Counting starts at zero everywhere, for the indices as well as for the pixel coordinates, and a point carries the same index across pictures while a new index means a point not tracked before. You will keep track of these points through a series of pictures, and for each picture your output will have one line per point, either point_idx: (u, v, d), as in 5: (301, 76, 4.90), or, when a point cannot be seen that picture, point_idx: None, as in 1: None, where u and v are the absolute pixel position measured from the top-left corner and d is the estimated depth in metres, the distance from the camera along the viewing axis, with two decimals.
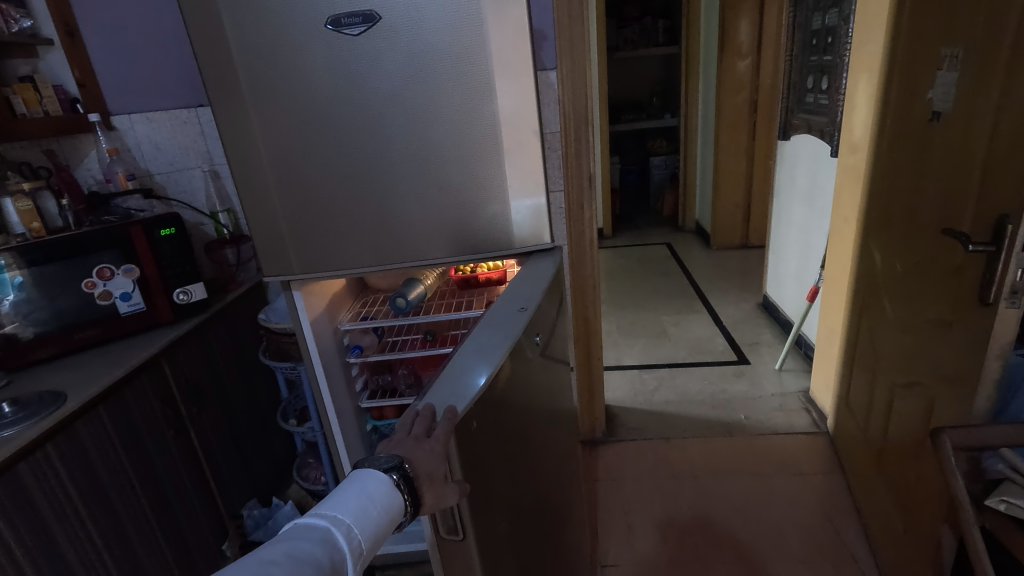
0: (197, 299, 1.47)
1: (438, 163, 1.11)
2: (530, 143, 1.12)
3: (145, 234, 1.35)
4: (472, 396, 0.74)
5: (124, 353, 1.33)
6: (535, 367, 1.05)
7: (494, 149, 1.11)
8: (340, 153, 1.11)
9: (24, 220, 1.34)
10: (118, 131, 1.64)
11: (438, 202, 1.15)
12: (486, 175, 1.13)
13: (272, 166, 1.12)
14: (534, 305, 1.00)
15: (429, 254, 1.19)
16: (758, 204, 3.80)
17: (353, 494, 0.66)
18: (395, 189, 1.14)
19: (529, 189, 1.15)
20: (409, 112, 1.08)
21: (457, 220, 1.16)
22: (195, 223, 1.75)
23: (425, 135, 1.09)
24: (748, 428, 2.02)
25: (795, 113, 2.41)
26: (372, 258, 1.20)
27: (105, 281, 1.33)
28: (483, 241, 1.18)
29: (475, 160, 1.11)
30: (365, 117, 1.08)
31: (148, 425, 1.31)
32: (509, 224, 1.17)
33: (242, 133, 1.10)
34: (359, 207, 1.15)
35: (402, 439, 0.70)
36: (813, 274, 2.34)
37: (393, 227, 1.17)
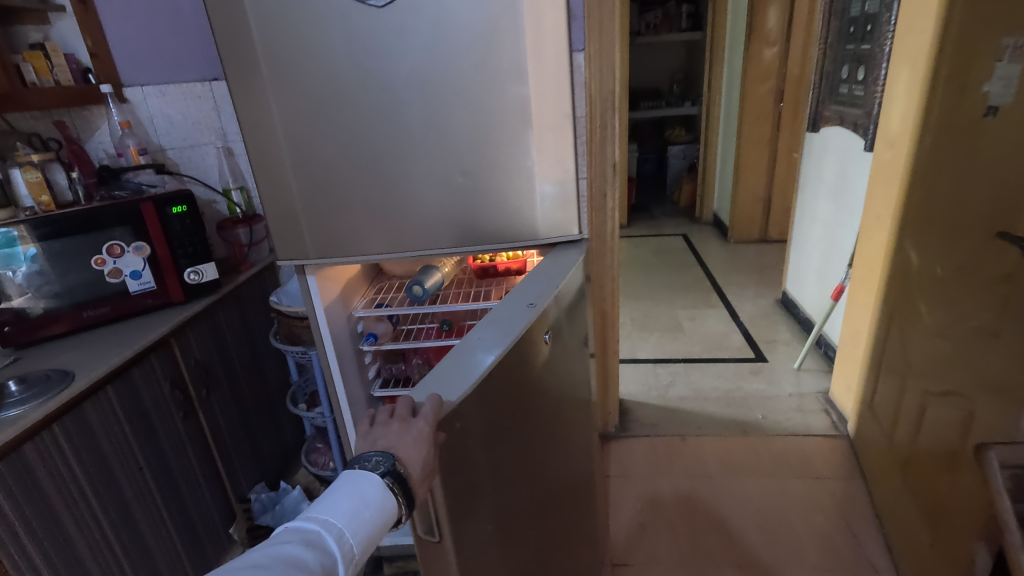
0: (208, 279, 1.43)
1: (463, 147, 1.06)
2: (562, 128, 1.06)
3: (155, 212, 1.31)
4: (469, 388, 0.73)
5: (134, 333, 1.30)
6: (552, 365, 1.00)
7: (522, 133, 1.05)
8: (361, 134, 1.06)
9: (34, 193, 1.30)
10: (131, 103, 1.59)
11: (461, 189, 1.10)
12: (512, 162, 1.07)
13: (289, 145, 1.07)
14: (546, 300, 0.95)
15: (449, 242, 1.14)
16: (780, 198, 3.70)
17: (346, 495, 0.63)
18: (417, 174, 1.09)
19: (558, 176, 1.10)
20: (434, 92, 1.02)
21: (479, 208, 1.11)
22: (207, 201, 1.71)
23: (449, 117, 1.04)
24: (764, 428, 1.98)
25: (826, 104, 2.32)
26: (389, 244, 1.15)
27: (115, 258, 1.29)
28: (504, 231, 1.13)
29: (500, 145, 1.06)
30: (388, 96, 1.03)
31: (157, 408, 1.28)
32: (533, 214, 1.12)
33: (258, 108, 1.05)
34: (377, 192, 1.10)
35: (387, 429, 0.68)
36: (836, 272, 2.27)
37: (413, 213, 1.12)
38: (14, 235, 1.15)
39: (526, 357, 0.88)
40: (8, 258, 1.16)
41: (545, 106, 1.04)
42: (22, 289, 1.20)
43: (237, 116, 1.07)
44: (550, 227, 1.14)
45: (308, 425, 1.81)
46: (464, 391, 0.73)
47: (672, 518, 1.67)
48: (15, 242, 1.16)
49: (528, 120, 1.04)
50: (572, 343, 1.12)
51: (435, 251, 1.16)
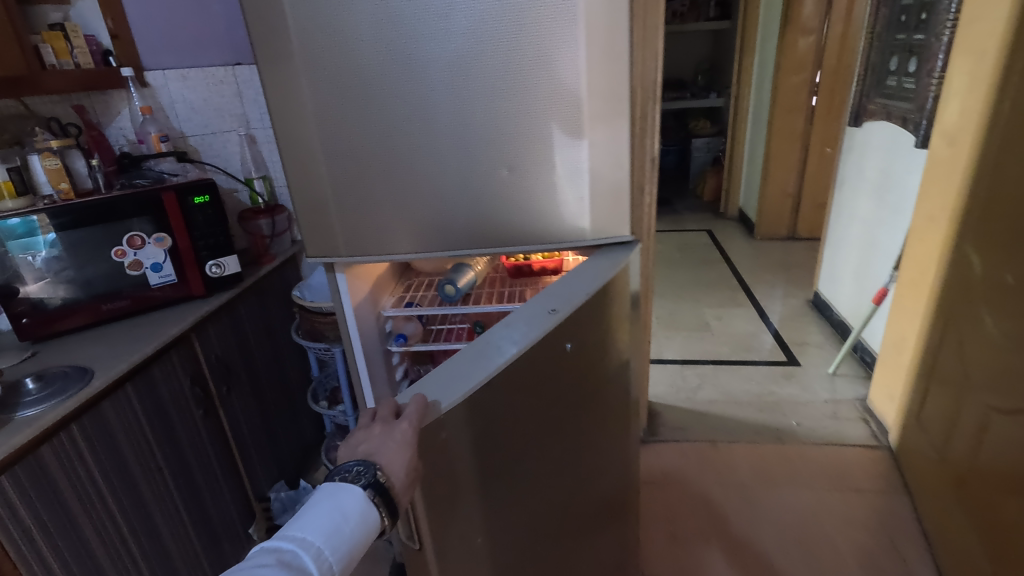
0: (230, 273, 1.38)
1: (507, 141, 0.99)
2: (618, 121, 0.98)
3: (177, 201, 1.25)
4: (466, 391, 0.72)
5: (154, 327, 1.25)
6: (574, 377, 0.95)
7: (571, 126, 0.97)
8: (397, 124, 0.99)
9: (52, 180, 1.25)
10: (152, 88, 1.52)
11: (502, 185, 1.02)
12: (558, 157, 1.00)
13: (321, 133, 1.00)
14: (568, 308, 0.89)
15: (487, 240, 1.08)
16: (810, 194, 3.58)
17: (325, 511, 0.65)
18: (456, 168, 1.01)
19: (609, 173, 1.02)
20: (478, 80, 0.95)
21: (522, 205, 1.04)
22: (229, 189, 1.65)
23: (492, 108, 0.96)
24: (798, 435, 1.90)
25: (871, 96, 2.20)
26: (425, 242, 1.08)
27: (136, 250, 1.24)
28: (544, 230, 1.06)
29: (546, 138, 0.98)
30: (427, 84, 0.95)
31: (176, 406, 1.24)
32: (581, 213, 1.04)
33: (290, 93, 0.98)
34: (412, 186, 1.04)
35: (368, 433, 0.69)
36: (876, 274, 2.18)
37: (449, 209, 1.05)
38: (33, 220, 1.11)
39: (541, 367, 0.84)
40: (26, 244, 1.12)
41: (600, 97, 0.96)
42: (39, 276, 1.15)
43: (268, 100, 1.01)
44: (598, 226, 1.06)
45: (329, 423, 1.77)
46: (459, 394, 0.71)
47: (704, 529, 1.60)
48: (34, 228, 1.12)
49: (579, 112, 0.96)
50: (606, 355, 1.05)
51: (472, 250, 1.09)
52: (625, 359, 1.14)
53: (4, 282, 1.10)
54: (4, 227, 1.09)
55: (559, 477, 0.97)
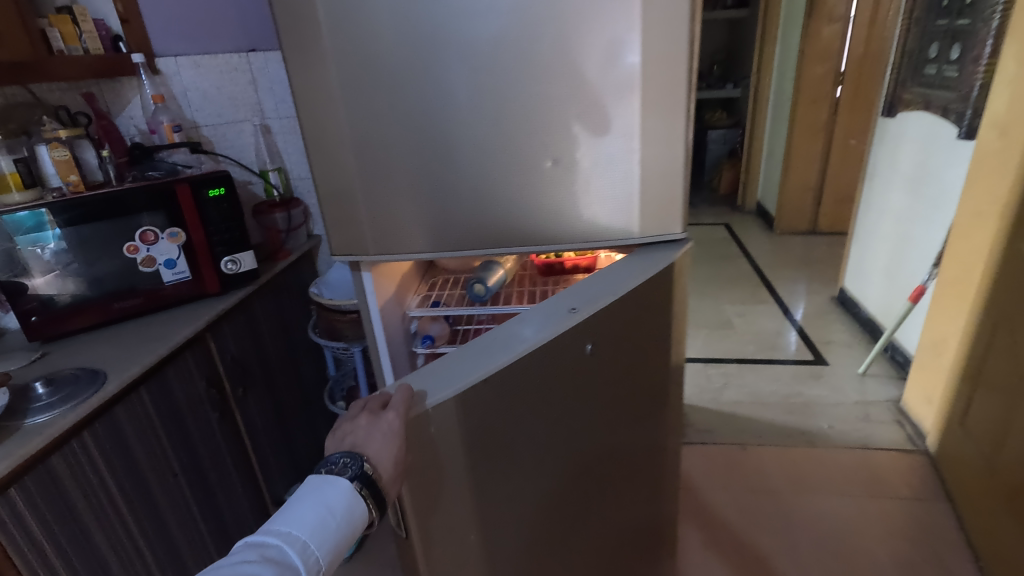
0: (246, 269, 1.32)
1: (553, 130, 0.90)
2: (674, 110, 0.88)
3: (191, 194, 1.19)
4: (458, 387, 0.69)
5: (167, 327, 1.19)
6: (597, 383, 0.88)
7: (623, 113, 0.88)
8: (432, 111, 0.90)
9: (61, 172, 1.15)
10: (163, 75, 1.46)
11: (546, 178, 0.94)
12: (608, 147, 0.91)
13: (350, 122, 0.92)
14: (587, 311, 0.83)
15: (528, 238, 0.99)
16: (833, 187, 3.47)
17: (311, 505, 0.66)
18: (496, 159, 0.93)
19: (663, 167, 0.93)
20: (522, 62, 0.86)
21: (568, 200, 0.95)
22: (243, 182, 1.59)
23: (537, 93, 0.88)
24: (830, 439, 1.83)
25: (908, 85, 2.10)
26: (461, 240, 1.00)
27: (148, 245, 1.18)
28: (584, 226, 0.98)
29: (595, 126, 0.89)
30: (466, 67, 0.87)
31: (192, 409, 1.19)
32: (626, 208, 0.96)
33: (317, 78, 0.89)
34: (449, 178, 0.95)
35: (355, 425, 0.69)
36: (910, 271, 2.10)
37: (488, 203, 0.97)
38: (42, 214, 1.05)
39: (555, 368, 0.80)
40: (35, 238, 1.06)
41: (656, 83, 0.86)
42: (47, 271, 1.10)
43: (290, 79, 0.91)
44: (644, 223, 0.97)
45: None
46: (449, 388, 0.69)
47: (737, 537, 1.54)
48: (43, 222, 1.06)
49: (632, 97, 0.87)
50: (638, 367, 0.96)
51: (511, 249, 1.01)
52: (663, 374, 1.05)
53: (12, 278, 1.05)
54: (12, 221, 1.03)
55: (583, 485, 0.92)
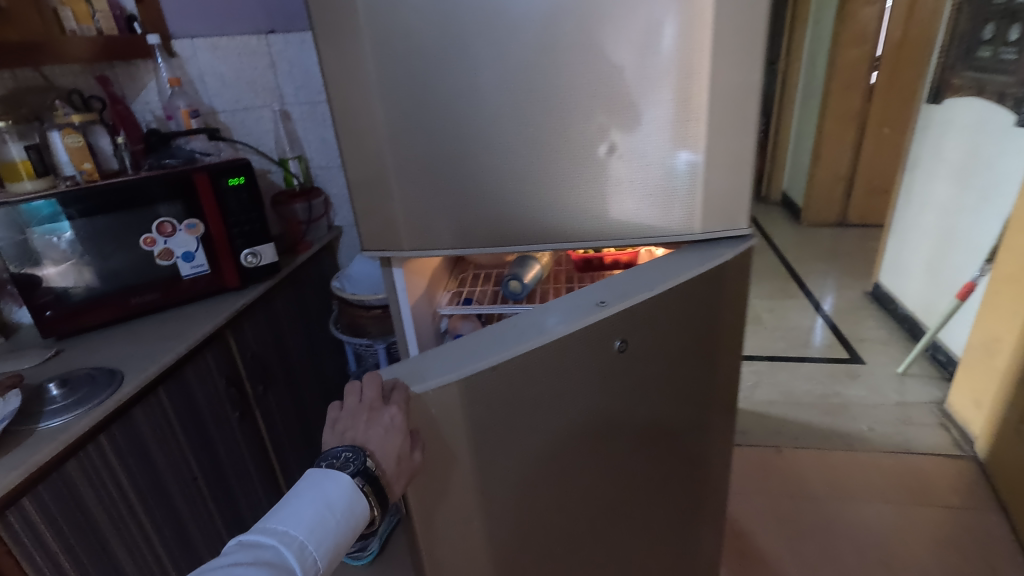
0: (266, 262, 1.26)
1: (609, 111, 0.77)
2: (745, 98, 0.75)
3: (210, 183, 1.13)
4: (462, 371, 0.65)
5: (186, 324, 1.13)
6: (633, 384, 0.81)
7: (693, 91, 0.75)
8: (471, 90, 0.78)
9: (75, 160, 1.09)
10: (180, 58, 1.39)
11: (603, 168, 0.81)
12: (675, 132, 0.77)
13: (383, 107, 0.80)
14: (616, 306, 0.75)
15: (582, 236, 0.86)
16: (865, 178, 3.34)
17: (309, 502, 0.61)
18: (538, 145, 0.81)
19: (727, 161, 0.79)
20: (574, 32, 0.74)
21: (630, 194, 0.82)
22: (262, 170, 1.53)
23: (592, 67, 0.75)
24: (871, 442, 1.75)
25: (957, 69, 1.99)
26: (499, 239, 0.88)
27: (166, 237, 1.12)
28: (637, 222, 0.84)
29: (661, 106, 0.76)
30: (507, 37, 0.75)
31: (212, 409, 1.14)
32: (684, 202, 0.82)
33: (346, 56, 0.78)
34: (491, 168, 0.83)
35: (355, 417, 0.65)
36: (956, 267, 1.99)
37: (536, 197, 0.84)
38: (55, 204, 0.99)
39: (580, 364, 0.74)
40: (51, 227, 1.01)
41: (727, 64, 0.73)
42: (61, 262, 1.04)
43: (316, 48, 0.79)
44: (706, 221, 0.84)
45: None
46: (452, 372, 0.65)
47: (776, 543, 1.46)
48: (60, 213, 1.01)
49: (704, 71, 0.74)
50: (683, 372, 0.88)
51: (558, 247, 0.87)
52: (715, 382, 0.95)
53: (25, 268, 0.99)
54: (28, 211, 0.98)
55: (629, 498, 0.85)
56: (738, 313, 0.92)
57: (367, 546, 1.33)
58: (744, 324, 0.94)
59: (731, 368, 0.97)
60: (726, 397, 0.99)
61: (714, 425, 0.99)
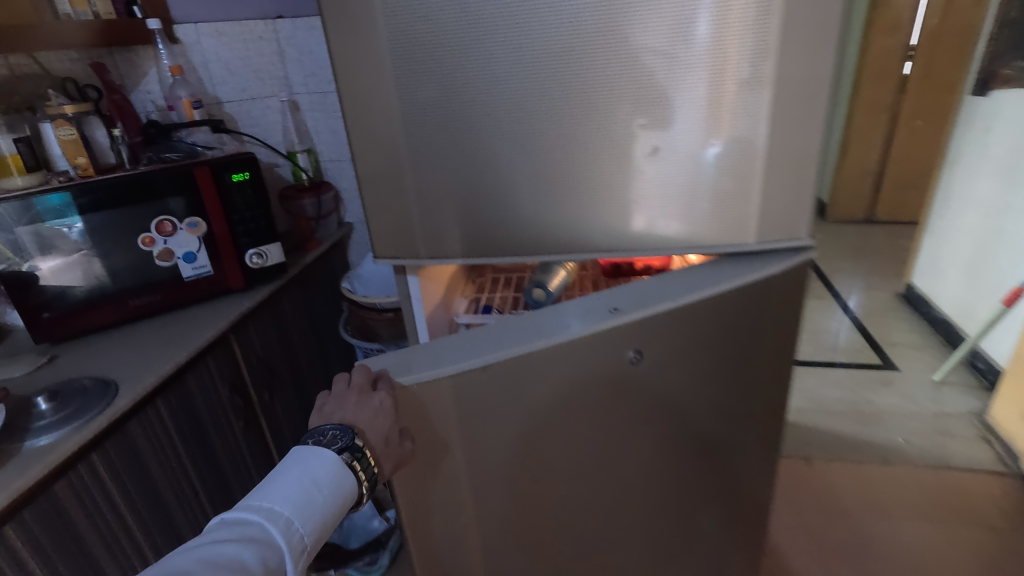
0: (273, 263, 1.19)
1: (636, 105, 0.68)
2: (814, 92, 0.65)
3: (213, 179, 1.06)
4: (454, 367, 0.64)
5: (187, 328, 1.07)
6: (658, 398, 0.75)
7: (734, 81, 0.65)
8: (484, 82, 0.69)
9: (68, 153, 1.00)
10: (183, 45, 1.32)
11: (631, 171, 0.72)
12: (714, 127, 0.68)
13: (400, 104, 0.72)
14: (629, 314, 0.68)
15: (616, 245, 0.77)
16: (895, 173, 3.21)
17: (295, 478, 0.59)
18: (554, 141, 0.71)
19: (790, 164, 0.69)
20: (594, 14, 0.64)
21: (669, 199, 0.73)
22: (269, 164, 1.45)
23: (615, 55, 0.66)
24: (906, 455, 1.66)
25: (1005, 59, 1.86)
26: (522, 246, 0.79)
27: (166, 237, 1.05)
28: (676, 231, 0.75)
29: (698, 99, 0.66)
30: (519, 21, 0.66)
31: (214, 419, 1.07)
32: (725, 209, 0.73)
33: (356, 47, 0.70)
34: (510, 169, 0.74)
35: (343, 399, 0.64)
36: (1000, 270, 1.88)
37: (559, 201, 0.75)
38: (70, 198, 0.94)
39: (586, 374, 0.69)
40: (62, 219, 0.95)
41: (795, 54, 0.63)
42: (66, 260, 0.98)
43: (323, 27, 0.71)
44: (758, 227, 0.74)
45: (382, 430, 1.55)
46: (441, 365, 0.63)
47: (809, 563, 1.38)
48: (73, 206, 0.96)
49: (746, 57, 0.64)
50: (719, 390, 0.80)
51: (588, 256, 0.78)
52: (759, 404, 0.86)
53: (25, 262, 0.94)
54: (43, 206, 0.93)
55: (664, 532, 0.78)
56: (791, 330, 0.83)
57: (377, 560, 1.34)
58: (796, 342, 0.85)
59: (780, 388, 0.88)
60: (773, 419, 0.91)
61: (757, 450, 0.91)
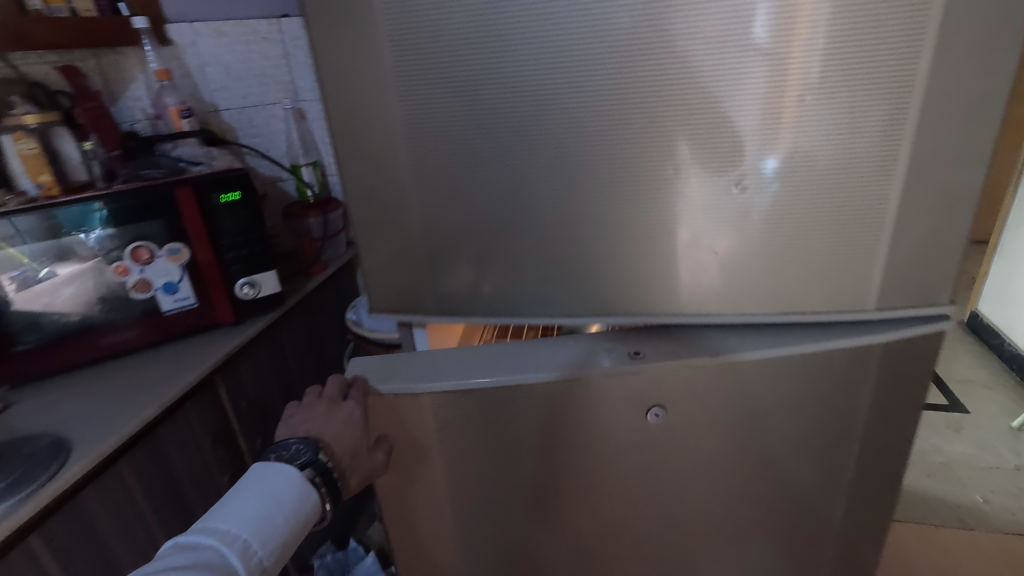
0: (267, 294, 1.05)
1: (673, 133, 0.51)
2: (975, 115, 0.47)
3: (197, 200, 0.92)
4: (433, 385, 0.62)
5: (165, 371, 0.93)
6: (695, 460, 0.65)
7: (823, 114, 0.49)
8: (482, 109, 0.54)
9: (31, 169, 0.88)
10: (175, 46, 1.17)
11: (659, 215, 0.55)
12: (793, 173, 0.51)
13: (398, 136, 0.57)
14: (648, 361, 0.60)
15: (668, 311, 0.61)
16: None
17: (254, 497, 0.58)
18: (563, 174, 0.55)
19: (928, 206, 0.51)
20: (631, 26, 0.48)
21: (736, 262, 0.56)
22: (272, 178, 1.31)
23: (657, 80, 0.50)
24: (988, 519, 1.45)
25: None
26: (553, 307, 0.63)
27: (142, 266, 0.91)
28: (753, 295, 0.58)
29: (773, 136, 0.50)
30: (532, 35, 0.50)
31: (193, 477, 0.93)
32: (814, 265, 0.55)
33: (345, 57, 0.55)
34: (510, 210, 0.58)
35: (310, 411, 0.65)
36: None
37: (590, 259, 0.59)
38: (97, 207, 0.86)
39: (602, 420, 0.63)
40: (81, 220, 0.87)
41: (953, 60, 0.45)
42: (89, 271, 0.90)
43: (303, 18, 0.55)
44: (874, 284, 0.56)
45: None
46: (418, 380, 0.62)
47: None
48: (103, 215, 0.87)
49: (843, 82, 0.47)
50: (783, 464, 0.66)
51: (631, 322, 0.62)
52: (849, 495, 0.69)
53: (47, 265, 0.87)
54: (67, 216, 0.85)
55: None
56: (911, 413, 0.64)
57: None
58: (905, 429, 0.66)
59: (881, 481, 0.69)
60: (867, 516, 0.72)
61: (841, 549, 0.73)
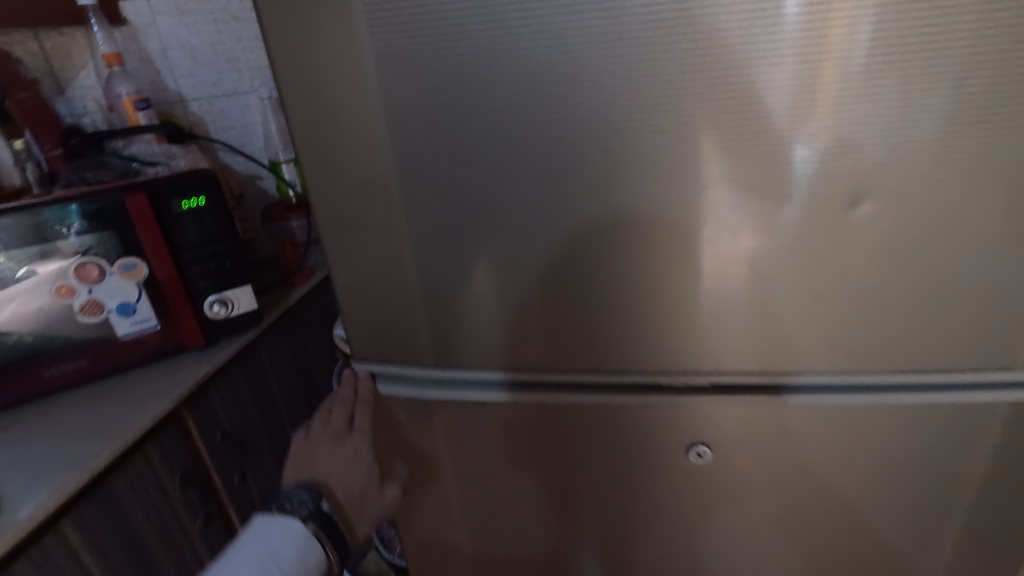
0: (241, 313, 0.91)
1: (696, 144, 0.42)
2: None
3: (152, 207, 0.79)
4: (438, 391, 0.58)
5: (120, 406, 0.80)
6: (740, 506, 0.58)
7: (910, 119, 0.39)
8: (470, 115, 0.45)
9: None
10: (132, 27, 1.05)
11: (682, 243, 0.46)
12: (880, 189, 0.42)
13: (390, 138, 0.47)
14: (687, 394, 0.53)
15: (732, 367, 0.51)
16: None
17: (252, 559, 0.56)
18: (565, 195, 0.46)
19: None
20: (648, 20, 0.39)
21: (807, 289, 0.46)
22: (249, 176, 1.19)
23: (684, 78, 0.41)
24: None
25: None
26: (600, 358, 0.53)
27: (90, 285, 0.79)
28: (842, 332, 0.48)
29: (841, 152, 0.41)
30: (530, 26, 0.41)
31: (158, 527, 0.80)
32: (908, 287, 0.45)
33: (307, 38, 0.44)
34: (507, 234, 0.48)
35: (314, 450, 0.62)
36: None
37: (614, 289, 0.49)
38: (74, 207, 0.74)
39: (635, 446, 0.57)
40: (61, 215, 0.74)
41: None
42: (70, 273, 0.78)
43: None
44: (982, 307, 0.46)
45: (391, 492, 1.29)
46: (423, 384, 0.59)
47: None
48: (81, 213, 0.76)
49: (924, 80, 0.38)
50: (849, 515, 0.57)
51: (693, 381, 0.52)
52: (934, 556, 0.58)
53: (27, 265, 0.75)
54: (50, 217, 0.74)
55: None
56: None
57: None
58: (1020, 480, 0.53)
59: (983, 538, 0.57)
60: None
61: None
